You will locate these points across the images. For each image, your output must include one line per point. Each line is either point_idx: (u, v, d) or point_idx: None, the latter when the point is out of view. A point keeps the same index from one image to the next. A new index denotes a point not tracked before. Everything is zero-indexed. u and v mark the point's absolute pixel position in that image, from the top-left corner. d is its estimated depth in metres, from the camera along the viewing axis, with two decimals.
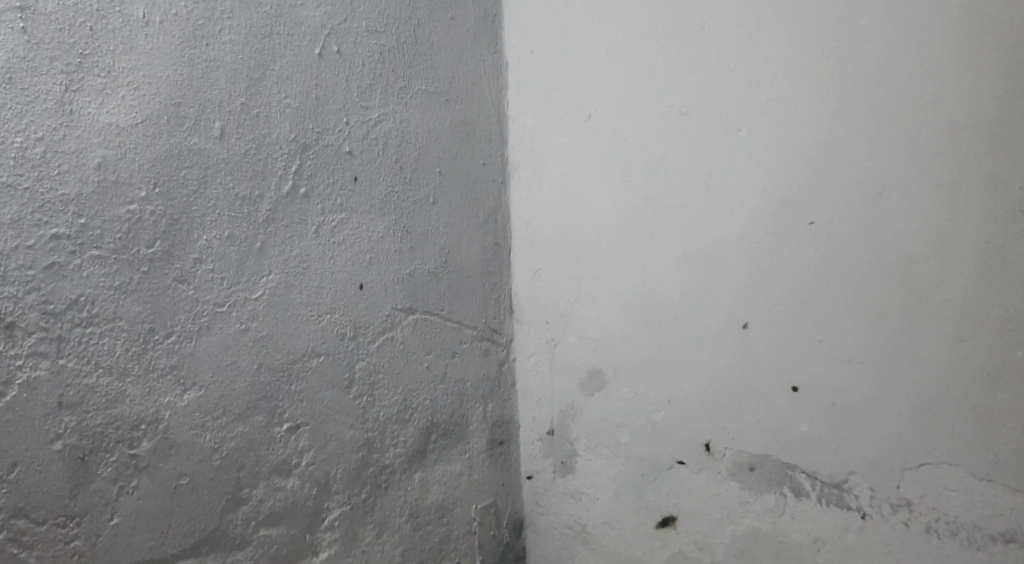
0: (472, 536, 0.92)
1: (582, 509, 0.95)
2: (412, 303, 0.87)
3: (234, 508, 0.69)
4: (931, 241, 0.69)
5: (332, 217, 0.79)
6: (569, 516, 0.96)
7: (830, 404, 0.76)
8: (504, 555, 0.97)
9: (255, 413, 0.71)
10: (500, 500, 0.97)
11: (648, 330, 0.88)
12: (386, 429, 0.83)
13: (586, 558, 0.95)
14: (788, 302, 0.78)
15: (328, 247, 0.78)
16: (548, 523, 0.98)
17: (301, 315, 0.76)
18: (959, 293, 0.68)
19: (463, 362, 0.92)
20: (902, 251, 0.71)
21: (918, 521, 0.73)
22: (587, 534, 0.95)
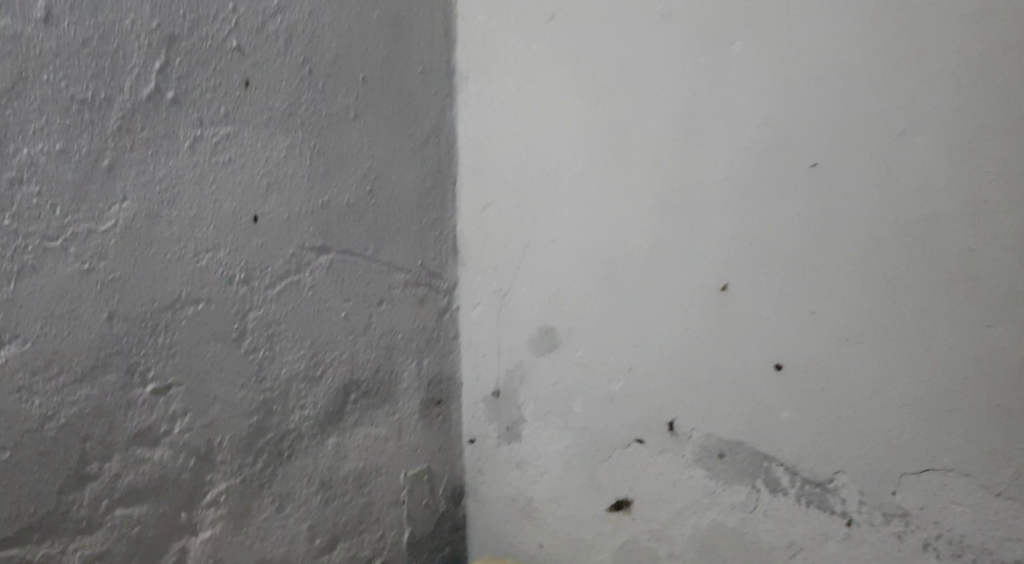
0: (401, 506, 0.80)
1: (527, 482, 0.83)
2: (325, 240, 0.71)
3: (77, 487, 0.54)
4: (961, 199, 0.54)
5: (213, 131, 0.61)
6: (513, 487, 0.84)
7: (820, 390, 0.62)
8: (439, 527, 0.86)
9: (105, 371, 0.55)
10: (436, 466, 0.84)
11: (610, 285, 0.73)
12: (291, 386, 0.68)
13: (529, 534, 0.84)
14: (778, 263, 0.62)
15: (207, 169, 0.61)
16: (489, 493, 0.87)
17: (170, 253, 0.59)
18: (991, 268, 0.54)
19: (393, 311, 0.77)
20: (925, 208, 0.55)
21: (914, 536, 0.60)
22: (533, 510, 0.83)
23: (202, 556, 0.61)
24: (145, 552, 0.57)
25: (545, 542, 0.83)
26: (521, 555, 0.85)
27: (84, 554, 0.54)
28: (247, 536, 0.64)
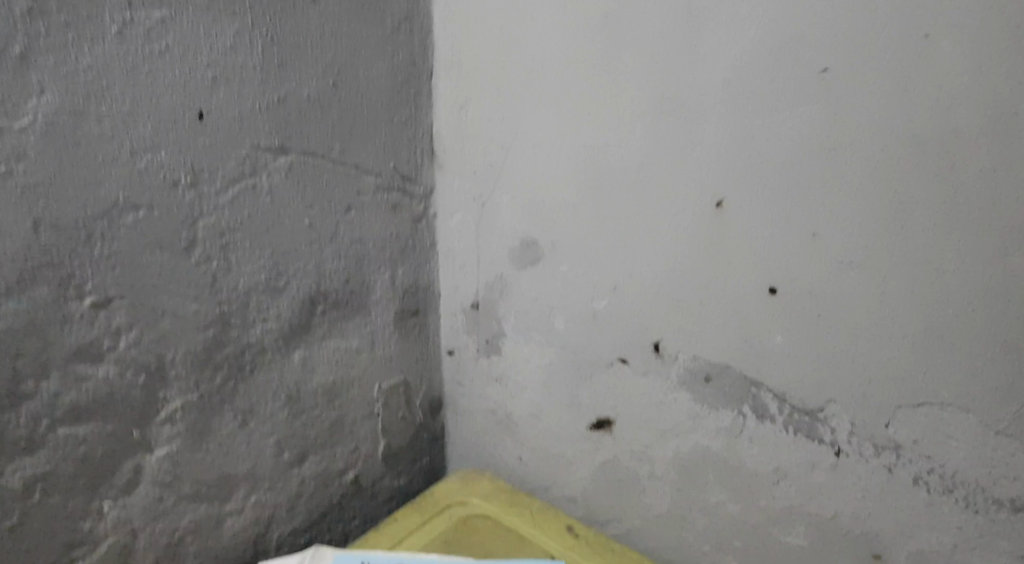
0: (374, 418, 0.78)
1: (507, 395, 0.80)
2: (284, 140, 0.63)
3: (9, 407, 0.49)
4: (988, 110, 0.46)
5: (146, 14, 0.51)
6: (493, 400, 0.82)
7: (815, 316, 0.57)
8: (416, 436, 0.85)
9: (34, 285, 0.49)
10: (412, 378, 0.82)
11: (594, 197, 0.66)
12: (250, 299, 0.62)
13: (509, 446, 0.82)
14: (778, 178, 0.55)
15: (142, 59, 0.52)
16: (469, 404, 0.85)
17: (103, 153, 0.51)
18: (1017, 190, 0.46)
19: (364, 219, 0.71)
20: (949, 120, 0.47)
21: (906, 469, 0.56)
22: (512, 424, 0.81)
23: (159, 473, 0.58)
24: (94, 469, 0.54)
25: (524, 454, 0.81)
26: (500, 465, 0.84)
27: (26, 474, 0.50)
28: (209, 453, 0.61)
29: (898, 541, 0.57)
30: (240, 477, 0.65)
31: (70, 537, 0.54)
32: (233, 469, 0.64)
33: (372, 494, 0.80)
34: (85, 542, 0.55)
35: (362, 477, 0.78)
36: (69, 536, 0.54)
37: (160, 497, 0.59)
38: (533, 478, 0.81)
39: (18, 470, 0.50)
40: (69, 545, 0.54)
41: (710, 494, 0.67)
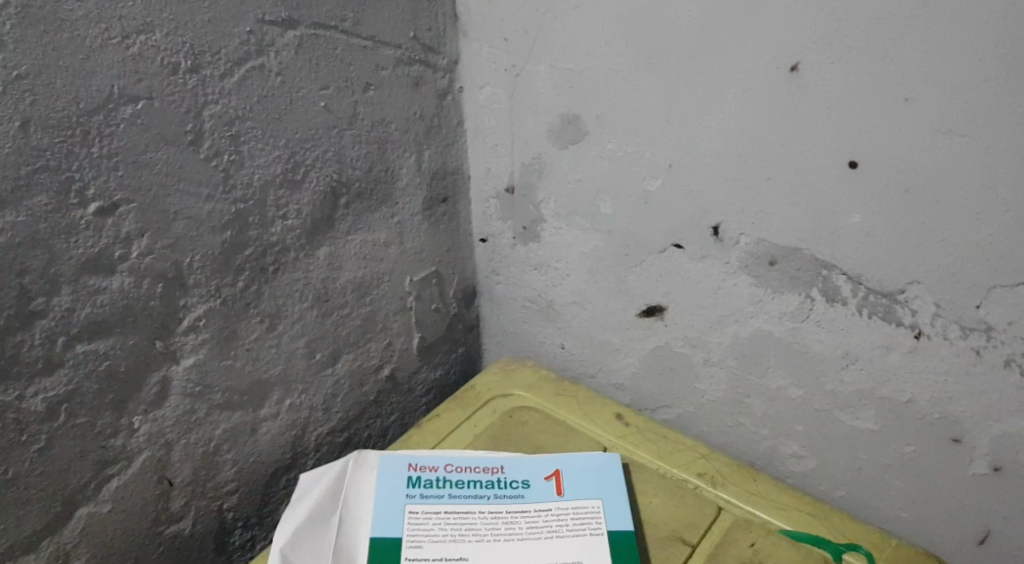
0: (408, 311, 0.75)
1: (547, 283, 0.76)
2: (291, 12, 0.55)
3: (24, 326, 0.45)
4: None
5: None
6: (531, 289, 0.78)
7: (901, 191, 0.50)
8: (451, 327, 0.82)
9: (31, 193, 0.44)
10: (445, 269, 0.78)
11: (647, 65, 0.58)
12: (268, 194, 0.57)
13: (552, 336, 0.79)
14: (870, 34, 0.47)
15: None
16: (505, 294, 0.81)
17: (89, 36, 0.44)
18: None
19: (384, 97, 0.64)
20: None
21: (996, 351, 0.51)
22: (553, 312, 0.77)
23: (188, 384, 0.56)
24: (121, 384, 0.52)
25: (567, 342, 0.78)
26: (541, 355, 0.81)
27: (55, 393, 0.48)
28: (239, 359, 0.59)
29: (980, 424, 0.53)
30: (273, 381, 0.63)
31: (102, 454, 0.52)
32: (265, 374, 0.62)
33: (410, 388, 0.79)
34: (119, 458, 0.53)
35: (398, 372, 0.77)
36: (100, 455, 0.52)
37: (194, 408, 0.57)
38: (577, 366, 0.78)
39: (47, 390, 0.48)
40: (103, 464, 0.52)
41: (767, 378, 0.63)
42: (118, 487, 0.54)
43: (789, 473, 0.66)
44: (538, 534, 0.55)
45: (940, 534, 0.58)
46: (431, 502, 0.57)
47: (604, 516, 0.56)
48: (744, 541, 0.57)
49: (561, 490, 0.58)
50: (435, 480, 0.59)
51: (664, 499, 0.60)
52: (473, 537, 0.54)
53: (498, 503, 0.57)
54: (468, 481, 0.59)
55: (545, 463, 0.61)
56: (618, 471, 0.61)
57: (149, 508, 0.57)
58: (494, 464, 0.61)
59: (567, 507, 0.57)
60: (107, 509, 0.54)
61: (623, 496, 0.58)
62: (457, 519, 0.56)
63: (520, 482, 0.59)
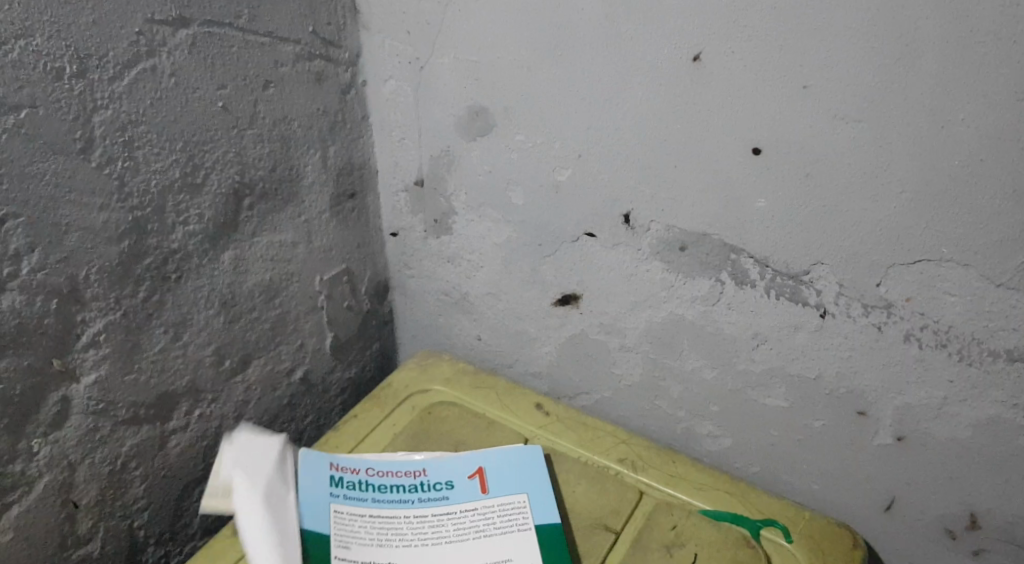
0: (320, 311, 0.75)
1: (460, 276, 0.76)
2: (182, 10, 0.53)
3: None
4: None
5: None
6: (446, 282, 0.78)
7: (803, 175, 0.51)
8: (365, 323, 0.82)
9: None
10: (356, 265, 0.78)
11: (553, 54, 0.58)
12: (166, 200, 0.56)
13: (468, 328, 0.79)
14: (770, 19, 0.48)
15: None
16: (420, 288, 0.81)
17: None
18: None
19: (285, 94, 0.63)
20: None
21: (896, 326, 0.52)
22: (468, 304, 0.77)
23: (90, 401, 0.55)
24: (18, 407, 0.50)
25: (483, 333, 0.78)
26: (459, 347, 0.82)
27: None
28: (144, 372, 0.58)
29: (884, 397, 0.55)
30: (181, 392, 0.62)
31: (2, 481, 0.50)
32: (172, 386, 0.61)
33: (323, 389, 0.79)
34: (19, 484, 0.51)
35: (311, 374, 0.77)
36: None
37: (97, 426, 0.56)
38: (495, 357, 0.79)
39: None
40: (2, 492, 0.50)
41: (673, 359, 0.65)
42: (21, 513, 0.52)
43: (706, 452, 0.67)
44: (465, 535, 0.56)
45: (848, 503, 0.61)
46: (357, 505, 0.58)
47: (530, 511, 0.57)
48: (667, 523, 0.58)
49: (486, 488, 0.59)
50: (359, 483, 0.60)
51: (587, 487, 0.61)
52: (400, 542, 0.55)
53: (423, 507, 0.58)
54: (392, 485, 0.60)
55: (467, 461, 0.62)
56: (541, 462, 0.62)
57: (54, 532, 0.55)
58: (417, 467, 0.61)
59: (493, 504, 0.58)
60: (8, 538, 0.52)
61: (548, 488, 0.60)
62: (383, 524, 0.56)
63: (443, 483, 0.60)
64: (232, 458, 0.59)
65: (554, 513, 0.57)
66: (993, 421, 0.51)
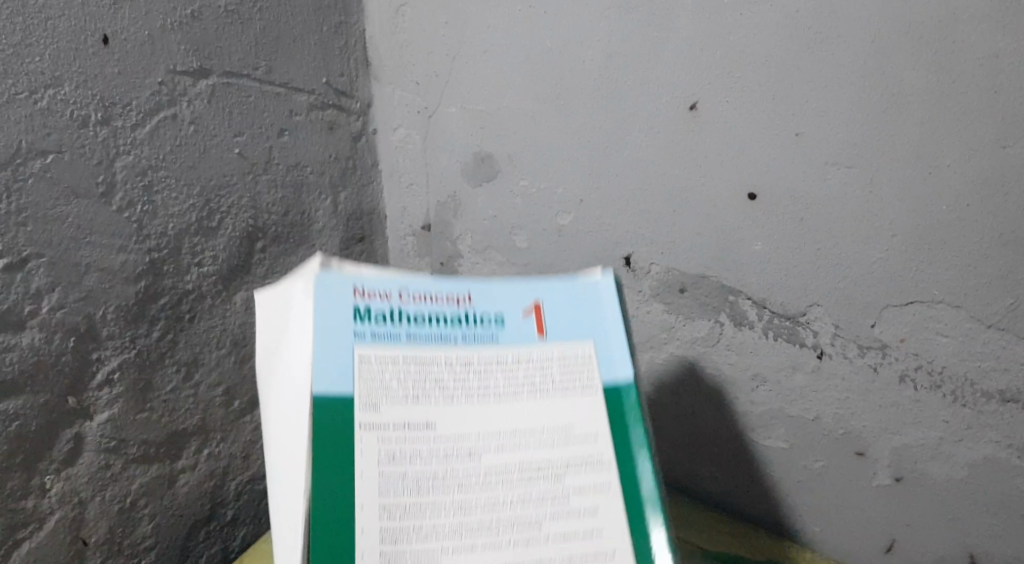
0: None
1: None
2: (203, 62, 0.58)
3: None
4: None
5: None
6: None
7: (797, 219, 0.53)
8: None
9: None
10: None
11: (553, 104, 0.62)
12: (182, 242, 0.59)
13: None
14: (758, 74, 0.51)
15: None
16: None
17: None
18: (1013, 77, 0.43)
19: (298, 141, 0.67)
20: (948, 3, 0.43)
21: (891, 367, 0.53)
22: None
23: (103, 439, 0.56)
24: (31, 444, 0.51)
25: None
26: None
27: None
28: (155, 412, 0.59)
29: (881, 437, 0.56)
30: (190, 431, 0.63)
31: (12, 518, 0.51)
32: (182, 425, 0.62)
33: None
34: (30, 520, 0.52)
35: None
36: (10, 518, 0.51)
37: (109, 464, 0.57)
38: None
39: None
40: (13, 527, 0.51)
41: (672, 400, 0.66)
42: (30, 551, 0.52)
43: (711, 497, 0.67)
44: (518, 388, 0.41)
45: (857, 549, 0.60)
46: (388, 345, 0.41)
47: (597, 366, 0.42)
48: None
49: (543, 330, 0.43)
50: (388, 314, 0.42)
51: None
52: (439, 395, 0.40)
53: (467, 347, 0.41)
54: (428, 315, 0.42)
55: (523, 290, 0.44)
56: (619, 306, 0.44)
57: None
58: (460, 290, 0.43)
59: (552, 353, 0.42)
60: None
61: (620, 329, 0.44)
62: (420, 370, 0.40)
63: (493, 317, 0.42)
64: (260, 328, 0.43)
65: (625, 370, 0.43)
66: (989, 460, 0.51)
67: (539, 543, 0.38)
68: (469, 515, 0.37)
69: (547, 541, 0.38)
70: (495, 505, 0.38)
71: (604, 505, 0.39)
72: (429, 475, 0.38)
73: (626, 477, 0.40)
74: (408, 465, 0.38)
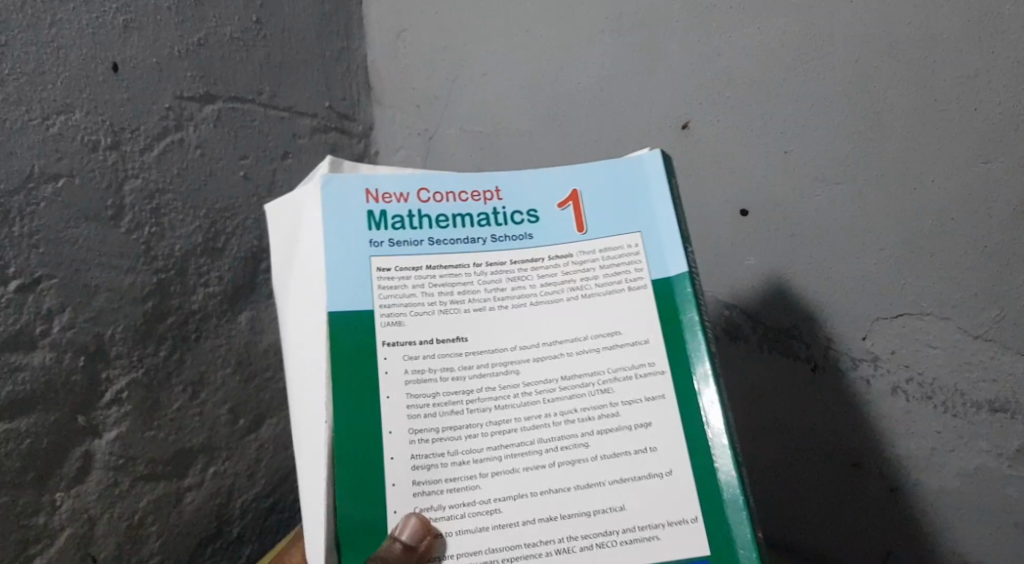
0: None
1: None
2: (209, 87, 0.61)
3: None
4: (964, 16, 0.44)
5: None
6: None
7: (788, 234, 0.54)
8: None
9: None
10: None
11: (550, 124, 0.64)
12: (188, 263, 0.61)
13: None
14: (747, 94, 0.53)
15: (44, 22, 0.50)
16: None
17: (12, 119, 0.49)
18: (992, 96, 0.44)
19: (302, 163, 0.70)
20: (926, 26, 0.46)
21: (883, 379, 0.54)
22: None
23: (112, 456, 0.57)
24: (42, 461, 0.53)
25: None
26: None
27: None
28: (162, 429, 0.61)
29: (874, 449, 0.56)
30: (197, 448, 0.64)
31: (24, 533, 0.52)
32: (188, 442, 0.63)
33: None
34: (41, 537, 0.53)
35: None
36: (23, 534, 0.52)
37: (117, 481, 0.58)
38: None
39: None
40: (26, 544, 0.52)
41: None
42: None
43: None
44: (556, 295, 0.39)
45: None
46: (407, 254, 0.40)
47: (646, 259, 0.40)
48: None
49: (581, 225, 0.41)
50: (408, 217, 0.41)
51: None
52: (468, 306, 0.39)
53: (499, 250, 0.40)
54: (452, 217, 0.41)
55: (556, 180, 0.42)
56: (667, 184, 0.40)
57: None
58: (486, 186, 0.42)
59: (593, 249, 0.40)
60: None
61: (672, 213, 0.40)
62: (446, 280, 0.40)
63: (525, 214, 0.41)
64: (275, 237, 0.43)
65: (679, 262, 0.39)
66: (981, 470, 0.52)
67: (585, 460, 0.36)
68: (507, 432, 0.37)
69: (593, 458, 0.36)
70: (534, 421, 0.37)
71: (656, 416, 0.37)
72: (461, 393, 0.37)
73: (680, 377, 0.38)
74: (438, 384, 0.38)
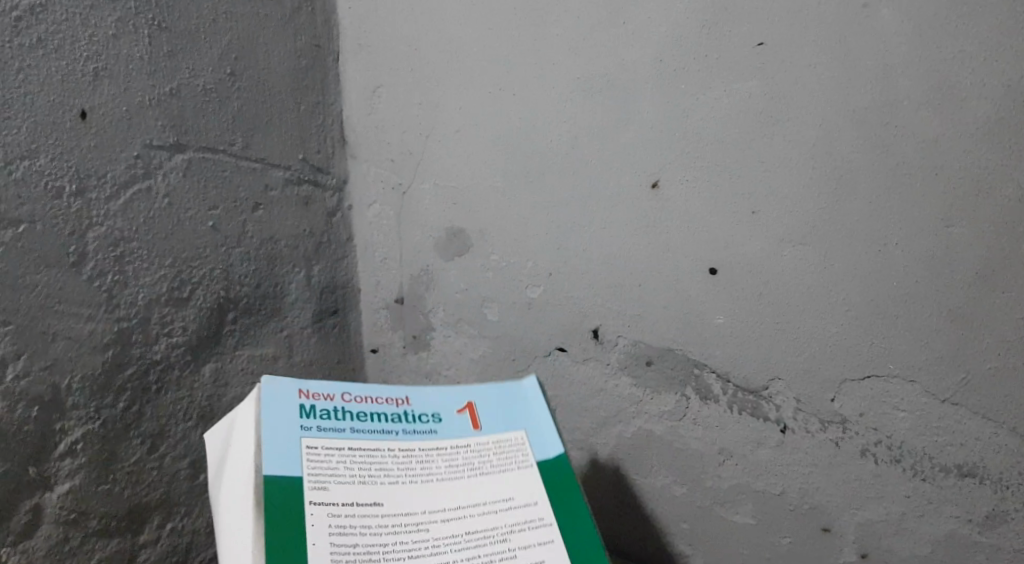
0: None
1: None
2: (179, 136, 0.61)
3: None
4: (925, 81, 0.45)
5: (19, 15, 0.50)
6: None
7: (756, 294, 0.55)
8: None
9: None
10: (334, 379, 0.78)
11: (524, 181, 0.65)
12: (152, 312, 0.60)
13: None
14: (714, 154, 0.54)
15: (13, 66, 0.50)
16: None
17: None
18: (953, 159, 0.45)
19: (272, 215, 0.70)
20: (888, 92, 0.46)
21: (853, 441, 0.53)
22: None
23: (63, 511, 0.55)
24: None
25: None
26: None
27: None
28: (118, 483, 0.58)
29: (845, 512, 0.54)
30: (153, 504, 0.61)
31: None
32: (145, 498, 0.60)
33: None
34: None
35: None
36: None
37: (66, 537, 0.55)
38: None
39: None
40: None
41: (639, 478, 0.65)
42: None
43: None
44: (459, 472, 0.46)
45: None
46: (331, 437, 0.45)
47: (531, 447, 0.49)
48: None
49: (478, 424, 0.50)
50: (332, 411, 0.47)
51: None
52: (383, 479, 0.44)
53: (411, 440, 0.47)
54: (370, 414, 0.48)
55: (454, 394, 0.51)
56: (543, 399, 0.52)
57: None
58: (398, 394, 0.50)
59: (487, 442, 0.48)
60: None
61: (547, 416, 0.51)
62: (364, 459, 0.45)
63: (430, 415, 0.49)
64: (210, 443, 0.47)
65: (556, 446, 0.50)
66: (950, 536, 0.50)
67: None
68: None
69: None
70: None
71: (549, 557, 0.43)
72: (378, 546, 0.41)
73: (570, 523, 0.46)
74: (358, 537, 0.41)
